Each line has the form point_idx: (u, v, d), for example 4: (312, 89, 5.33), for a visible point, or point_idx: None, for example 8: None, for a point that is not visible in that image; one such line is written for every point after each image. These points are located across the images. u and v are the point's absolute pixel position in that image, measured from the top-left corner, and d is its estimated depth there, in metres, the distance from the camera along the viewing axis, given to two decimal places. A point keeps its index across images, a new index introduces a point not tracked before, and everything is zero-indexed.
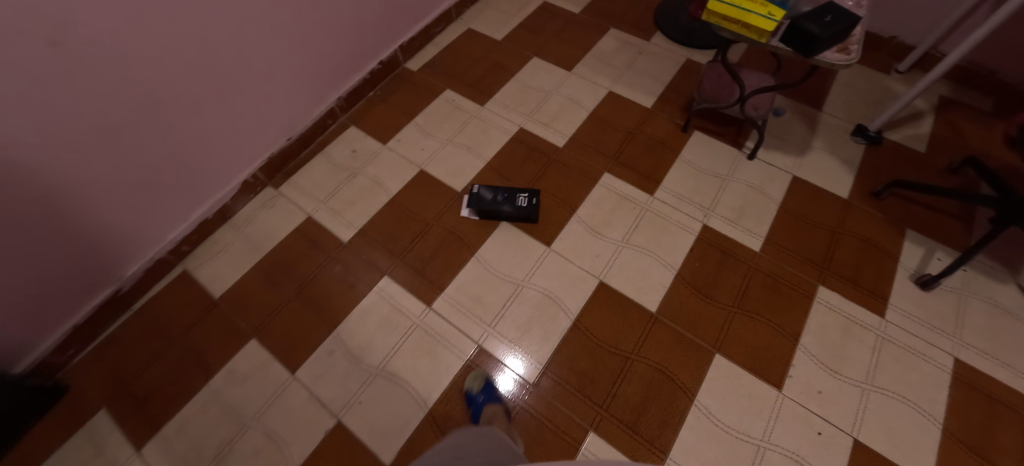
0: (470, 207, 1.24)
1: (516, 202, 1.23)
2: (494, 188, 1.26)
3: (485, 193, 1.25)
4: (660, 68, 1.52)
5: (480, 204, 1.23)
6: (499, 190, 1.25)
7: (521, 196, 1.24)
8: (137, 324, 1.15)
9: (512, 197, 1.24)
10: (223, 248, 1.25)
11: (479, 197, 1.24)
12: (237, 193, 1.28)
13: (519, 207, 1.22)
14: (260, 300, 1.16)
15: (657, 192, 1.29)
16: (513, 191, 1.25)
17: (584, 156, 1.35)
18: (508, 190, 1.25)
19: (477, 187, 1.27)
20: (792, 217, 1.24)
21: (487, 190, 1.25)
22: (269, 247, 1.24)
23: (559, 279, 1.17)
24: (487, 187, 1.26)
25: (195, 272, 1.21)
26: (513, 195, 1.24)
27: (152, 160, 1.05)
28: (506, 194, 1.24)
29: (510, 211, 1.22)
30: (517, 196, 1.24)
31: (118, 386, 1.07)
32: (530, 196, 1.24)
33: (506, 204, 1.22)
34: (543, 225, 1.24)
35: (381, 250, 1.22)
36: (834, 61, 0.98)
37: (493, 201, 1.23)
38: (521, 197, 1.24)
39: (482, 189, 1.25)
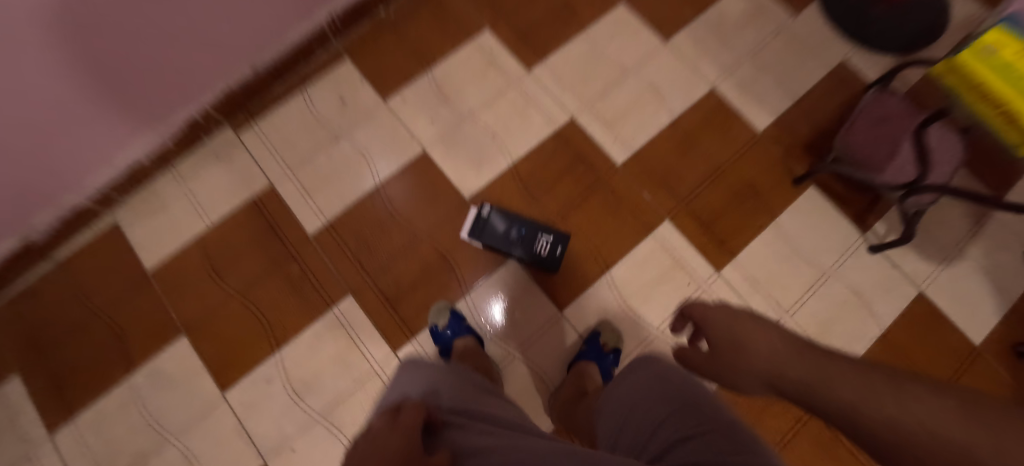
0: (471, 235, 0.93)
1: (532, 245, 0.92)
2: (511, 215, 0.93)
3: (496, 220, 0.93)
4: (796, 69, 1.03)
5: (486, 236, 0.92)
6: (517, 221, 0.93)
7: (543, 237, 0.92)
8: (60, 281, 0.97)
9: (530, 237, 0.92)
10: (163, 205, 1.00)
11: (488, 225, 0.93)
12: (183, 135, 0.97)
13: (536, 253, 0.91)
14: (199, 289, 0.96)
15: (725, 268, 0.94)
16: (535, 228, 0.92)
17: (645, 189, 0.97)
18: (529, 223, 0.93)
19: (489, 209, 0.93)
20: (891, 354, 0.91)
21: (500, 217, 0.93)
22: (217, 216, 0.99)
23: (561, 361, 0.91)
24: (502, 212, 0.93)
25: (128, 229, 0.99)
26: (533, 234, 0.92)
27: (42, 113, 0.72)
28: (524, 230, 0.92)
29: (522, 255, 0.91)
30: (536, 237, 0.92)
31: (34, 354, 0.95)
32: (554, 240, 0.92)
33: (519, 246, 0.91)
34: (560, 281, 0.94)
35: (350, 259, 0.95)
36: None
37: (504, 236, 0.92)
38: (541, 240, 0.92)
39: (494, 214, 0.93)
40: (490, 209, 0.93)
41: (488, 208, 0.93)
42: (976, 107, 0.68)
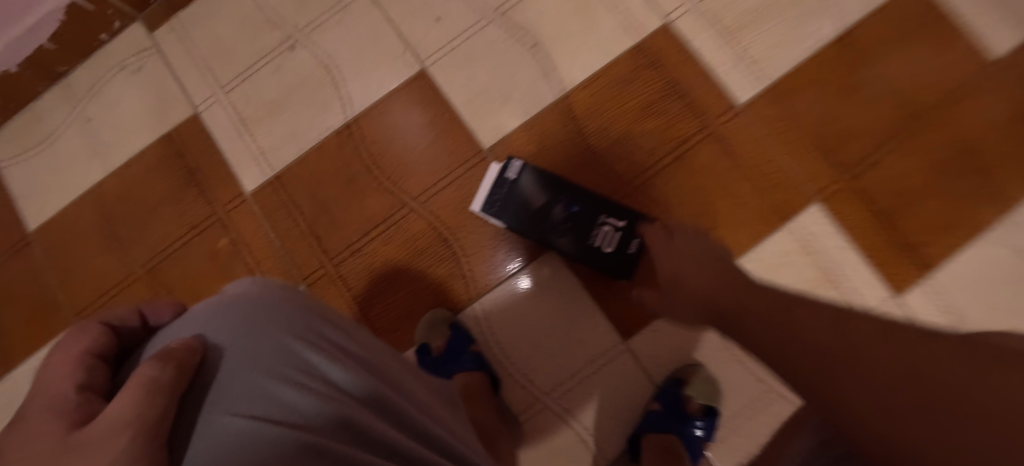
0: (489, 208, 0.58)
1: (589, 235, 0.56)
2: (559, 182, 0.57)
3: (531, 188, 0.57)
4: None
5: (514, 213, 0.57)
6: (566, 194, 0.56)
7: (607, 224, 0.55)
8: None
9: (587, 221, 0.56)
10: (49, 135, 0.69)
11: (518, 195, 0.57)
12: (67, 31, 0.65)
13: (593, 248, 0.55)
14: (93, 261, 0.66)
15: (913, 293, 0.55)
16: (596, 206, 0.56)
17: (782, 148, 0.58)
18: (586, 198, 0.56)
19: (522, 169, 0.57)
20: None
21: (539, 184, 0.57)
22: (120, 156, 0.67)
23: (617, 420, 0.57)
24: (542, 176, 0.57)
25: (3, 169, 0.69)
26: (592, 216, 0.56)
27: None
28: (578, 208, 0.56)
29: (570, 249, 0.56)
30: (597, 221, 0.56)
31: None
32: (624, 231, 0.55)
33: (566, 234, 0.56)
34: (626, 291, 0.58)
35: (302, 232, 0.62)
36: None
37: (543, 215, 0.56)
38: (604, 227, 0.55)
39: (530, 177, 0.57)
40: (523, 170, 0.57)
41: (521, 167, 0.57)
42: None
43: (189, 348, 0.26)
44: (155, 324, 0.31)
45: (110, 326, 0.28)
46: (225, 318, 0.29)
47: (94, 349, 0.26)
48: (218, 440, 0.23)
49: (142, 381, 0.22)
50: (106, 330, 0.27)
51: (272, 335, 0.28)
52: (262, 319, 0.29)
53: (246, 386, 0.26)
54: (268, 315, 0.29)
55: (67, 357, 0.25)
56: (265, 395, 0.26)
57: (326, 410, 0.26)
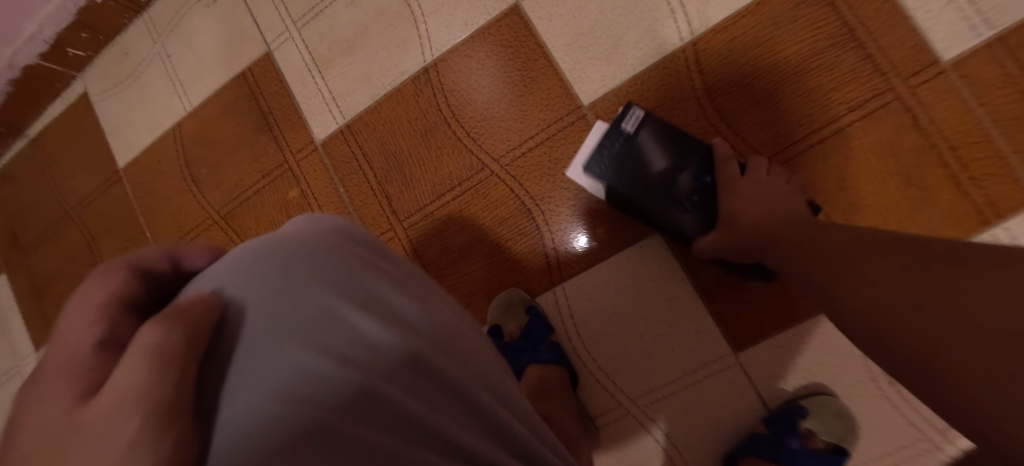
0: (597, 168, 0.46)
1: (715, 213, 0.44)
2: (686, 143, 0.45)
3: (653, 147, 0.45)
4: None
5: (625, 175, 0.45)
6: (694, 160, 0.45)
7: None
8: (34, 163, 0.75)
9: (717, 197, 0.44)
10: (135, 71, 0.67)
11: (637, 156, 0.45)
12: None
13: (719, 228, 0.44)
14: (174, 202, 0.66)
15: None
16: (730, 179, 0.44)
17: (1002, 123, 0.42)
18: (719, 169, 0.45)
19: (644, 124, 0.46)
20: None
21: (663, 144, 0.45)
22: (198, 96, 0.64)
23: (714, 442, 0.47)
24: (666, 134, 0.45)
25: (97, 105, 0.70)
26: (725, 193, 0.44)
27: None
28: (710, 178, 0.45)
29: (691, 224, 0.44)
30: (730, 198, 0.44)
31: (18, 253, 0.76)
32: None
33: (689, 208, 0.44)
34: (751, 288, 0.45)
35: (371, 189, 0.57)
36: None
37: (664, 182, 0.45)
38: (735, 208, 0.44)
39: (653, 137, 0.45)
40: (645, 124, 0.46)
41: (644, 120, 0.46)
42: None
43: (205, 303, 0.20)
44: (192, 269, 0.25)
45: (141, 269, 0.23)
46: (251, 263, 0.22)
47: (119, 294, 0.21)
48: (237, 434, 0.18)
49: (144, 349, 0.17)
50: (138, 271, 0.22)
51: (304, 288, 0.21)
52: (292, 271, 0.22)
53: (266, 362, 0.20)
54: (299, 266, 0.22)
55: (84, 308, 0.20)
56: (293, 373, 0.19)
57: (354, 390, 0.20)
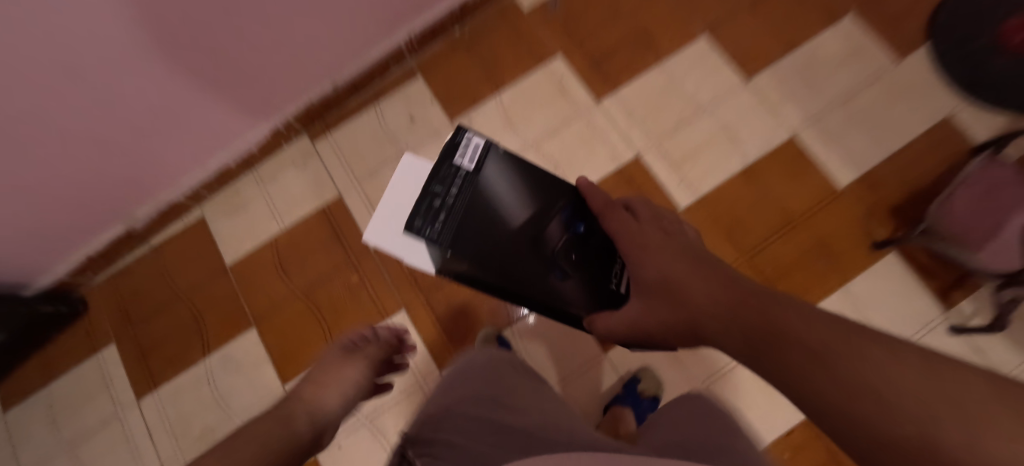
0: (437, 218, 0.60)
1: (591, 274, 0.61)
2: (546, 200, 0.63)
3: (501, 199, 0.61)
4: (894, 121, 0.94)
5: (487, 237, 0.60)
6: (567, 217, 0.63)
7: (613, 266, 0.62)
8: (151, 263, 1.08)
9: (597, 250, 0.62)
10: (244, 204, 1.08)
11: (474, 195, 0.61)
12: (266, 142, 1.05)
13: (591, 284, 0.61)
14: (268, 286, 1.03)
15: None
16: (597, 232, 0.63)
17: (707, 237, 0.94)
18: (587, 220, 0.63)
19: (486, 167, 0.62)
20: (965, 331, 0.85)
21: (520, 196, 0.62)
22: (290, 220, 1.05)
23: (599, 399, 0.93)
24: (505, 180, 0.63)
25: (212, 223, 1.08)
26: (599, 244, 0.63)
27: (153, 117, 0.82)
28: (581, 229, 0.63)
29: (570, 291, 0.61)
30: (600, 247, 0.62)
31: (128, 326, 1.07)
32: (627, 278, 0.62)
33: (569, 274, 0.61)
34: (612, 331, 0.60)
35: (407, 276, 1.01)
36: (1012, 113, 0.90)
37: (533, 239, 0.60)
38: (613, 265, 0.62)
39: (499, 182, 0.62)
40: (490, 165, 0.63)
41: (490, 163, 0.63)
42: None
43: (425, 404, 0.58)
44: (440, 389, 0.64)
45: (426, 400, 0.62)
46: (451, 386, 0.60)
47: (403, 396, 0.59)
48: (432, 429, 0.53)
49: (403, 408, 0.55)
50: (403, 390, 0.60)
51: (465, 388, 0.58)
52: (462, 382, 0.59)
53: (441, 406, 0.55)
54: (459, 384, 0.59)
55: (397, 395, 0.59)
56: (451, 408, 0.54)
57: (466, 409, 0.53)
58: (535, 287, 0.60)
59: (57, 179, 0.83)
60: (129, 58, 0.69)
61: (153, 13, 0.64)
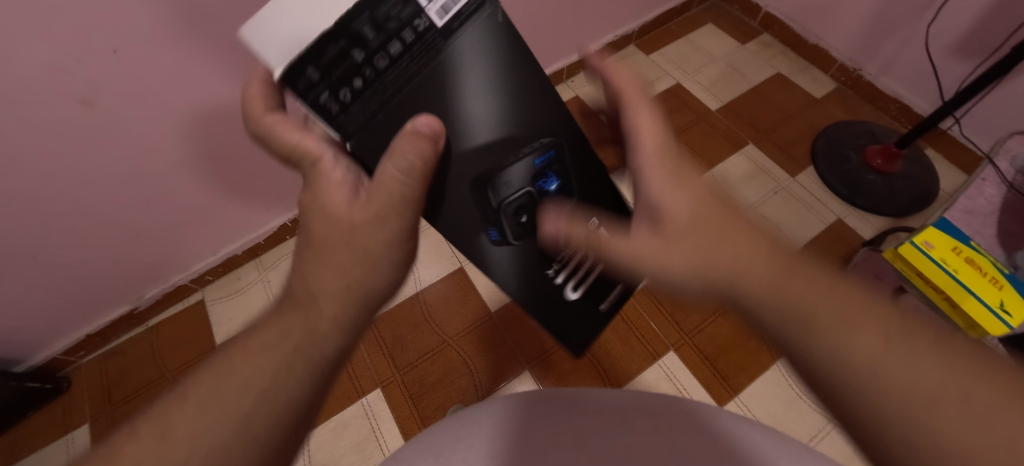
0: (342, 92, 0.41)
1: (544, 247, 0.53)
2: (528, 124, 0.50)
3: (464, 98, 0.46)
4: (796, 222, 1.16)
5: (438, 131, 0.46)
6: (554, 163, 0.52)
7: (572, 254, 0.54)
8: (145, 343, 1.16)
9: (567, 219, 0.54)
10: (244, 289, 1.21)
11: (425, 66, 0.44)
12: (273, 234, 1.22)
13: (538, 252, 0.53)
14: None
15: (729, 405, 0.99)
16: (584, 196, 0.55)
17: (653, 319, 1.08)
18: (562, 176, 0.53)
19: (454, 40, 0.44)
20: None
21: (491, 110, 0.48)
22: None
23: None
24: (479, 72, 0.46)
25: (210, 306, 1.20)
26: (568, 211, 0.53)
27: (185, 203, 1.00)
28: (553, 188, 0.53)
29: (506, 254, 0.52)
30: (573, 219, 0.54)
31: (106, 406, 1.10)
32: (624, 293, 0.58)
33: (513, 233, 0.51)
34: (558, 320, 0.55)
35: (385, 356, 1.10)
36: (876, 207, 1.14)
37: (482, 170, 0.49)
38: (558, 241, 0.53)
39: (475, 79, 0.46)
40: (473, 41, 0.45)
41: (468, 35, 0.45)
42: (919, 128, 1.04)
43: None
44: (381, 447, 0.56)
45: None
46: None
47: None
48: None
49: None
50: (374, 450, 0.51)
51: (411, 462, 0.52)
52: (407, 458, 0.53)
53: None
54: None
55: None
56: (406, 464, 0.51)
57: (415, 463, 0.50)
58: (458, 238, 0.49)
59: (89, 254, 0.97)
60: (178, 151, 0.90)
61: (201, 121, 0.89)
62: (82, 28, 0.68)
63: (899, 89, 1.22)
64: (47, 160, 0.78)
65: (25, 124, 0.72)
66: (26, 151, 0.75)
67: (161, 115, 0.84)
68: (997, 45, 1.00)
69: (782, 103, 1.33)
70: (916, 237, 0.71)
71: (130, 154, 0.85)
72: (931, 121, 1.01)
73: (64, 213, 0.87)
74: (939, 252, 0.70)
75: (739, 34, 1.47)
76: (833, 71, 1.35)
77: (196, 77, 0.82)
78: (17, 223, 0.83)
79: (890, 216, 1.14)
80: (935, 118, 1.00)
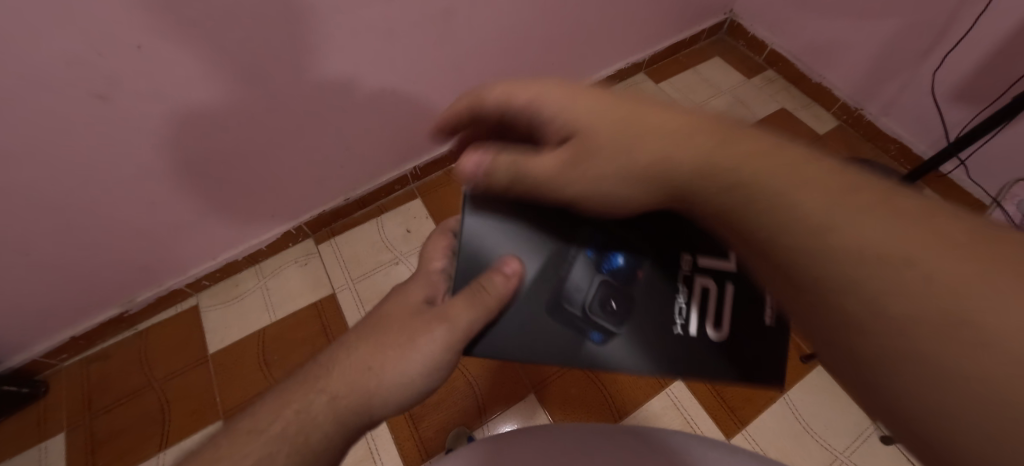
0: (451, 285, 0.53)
1: (653, 329, 0.52)
2: (561, 236, 0.53)
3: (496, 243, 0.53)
4: None
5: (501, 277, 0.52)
6: (612, 237, 0.53)
7: (684, 303, 0.52)
8: (132, 348, 1.11)
9: (660, 281, 0.53)
10: (241, 296, 1.17)
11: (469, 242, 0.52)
12: (276, 241, 1.19)
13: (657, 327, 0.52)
14: (247, 378, 1.07)
15: (736, 437, 0.98)
16: (667, 260, 0.53)
17: None
18: (625, 250, 0.53)
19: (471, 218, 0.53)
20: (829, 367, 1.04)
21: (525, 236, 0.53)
22: (283, 312, 1.15)
23: None
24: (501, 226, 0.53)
25: (204, 312, 1.15)
26: (661, 274, 0.53)
27: (190, 205, 0.97)
28: (623, 261, 0.53)
29: (618, 350, 0.51)
30: (668, 278, 0.53)
31: (84, 413, 1.04)
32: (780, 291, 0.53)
33: (616, 329, 0.52)
34: (725, 366, 0.51)
35: None
36: None
37: (550, 297, 0.52)
38: (676, 299, 0.53)
39: (495, 222, 0.53)
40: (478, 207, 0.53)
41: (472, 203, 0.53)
42: (922, 169, 1.07)
43: None
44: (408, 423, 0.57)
45: None
46: None
47: None
48: None
49: None
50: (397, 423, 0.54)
51: None
52: None
53: None
54: None
55: None
56: None
57: None
58: (565, 356, 0.51)
59: (85, 253, 0.93)
60: (189, 152, 0.88)
61: (219, 123, 0.87)
62: (112, 20, 0.66)
63: (900, 129, 1.26)
64: (55, 153, 0.75)
65: (36, 115, 0.70)
66: (32, 142, 0.72)
67: (178, 115, 0.81)
68: (996, 93, 1.04)
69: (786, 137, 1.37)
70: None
71: (141, 152, 0.83)
72: (934, 162, 1.05)
73: (64, 208, 0.83)
74: None
75: (744, 68, 1.52)
76: (834, 109, 1.39)
77: (220, 78, 0.80)
78: (13, 216, 0.79)
79: None
80: (938, 159, 1.03)
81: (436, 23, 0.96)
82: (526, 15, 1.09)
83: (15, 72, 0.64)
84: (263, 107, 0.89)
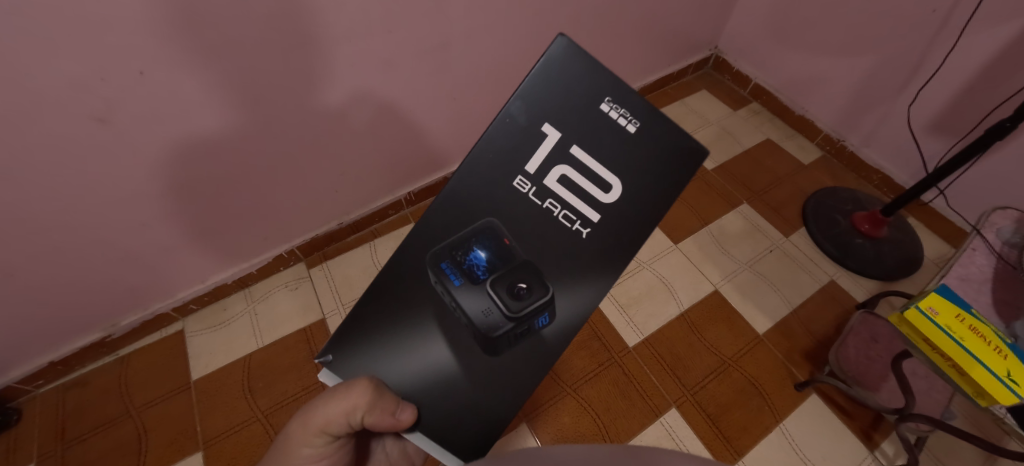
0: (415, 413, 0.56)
1: (570, 254, 0.55)
2: (406, 289, 0.57)
3: (396, 361, 0.58)
4: (791, 281, 1.19)
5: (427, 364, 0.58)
6: (457, 251, 0.57)
7: (562, 207, 0.54)
8: (112, 375, 1.07)
9: (531, 239, 0.55)
10: (228, 320, 1.15)
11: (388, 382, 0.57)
12: (267, 265, 1.18)
13: (585, 266, 0.55)
14: (230, 405, 1.04)
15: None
16: (519, 218, 0.55)
17: (656, 376, 1.06)
18: (468, 252, 0.58)
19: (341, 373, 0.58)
20: (823, 395, 1.04)
21: (408, 337, 0.58)
22: (271, 338, 1.13)
23: None
24: (369, 349, 0.58)
25: (189, 338, 1.13)
26: (529, 236, 0.55)
27: (181, 228, 0.97)
28: (481, 255, 0.58)
29: (568, 308, 0.55)
30: (540, 231, 0.55)
31: (57, 444, 1.00)
32: (619, 97, 0.53)
33: (549, 298, 0.56)
34: (649, 195, 0.53)
35: None
36: (867, 271, 1.18)
37: (479, 336, 0.56)
38: (565, 222, 0.54)
39: (370, 357, 0.58)
40: (345, 372, 0.57)
41: (342, 377, 0.58)
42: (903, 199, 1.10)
43: None
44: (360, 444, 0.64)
45: None
46: None
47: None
48: None
49: None
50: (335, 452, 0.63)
51: None
52: None
53: None
54: None
55: None
56: None
57: None
58: (542, 344, 0.56)
59: (72, 276, 0.91)
60: (183, 176, 0.88)
61: (215, 148, 0.87)
62: (115, 46, 0.67)
63: (881, 161, 1.30)
64: (48, 174, 0.75)
65: (33, 136, 0.70)
66: (28, 161, 0.72)
67: (176, 139, 0.82)
68: (970, 127, 1.09)
69: (772, 167, 1.40)
70: (920, 302, 0.74)
71: (136, 174, 0.82)
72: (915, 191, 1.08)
73: (54, 230, 0.82)
74: (944, 318, 0.72)
75: (731, 101, 1.57)
76: (818, 139, 1.43)
77: (219, 103, 0.81)
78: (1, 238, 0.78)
79: (880, 280, 1.18)
80: (917, 190, 1.07)
81: (433, 54, 1.00)
82: (522, 45, 1.13)
83: (16, 93, 0.65)
84: (262, 133, 0.90)
